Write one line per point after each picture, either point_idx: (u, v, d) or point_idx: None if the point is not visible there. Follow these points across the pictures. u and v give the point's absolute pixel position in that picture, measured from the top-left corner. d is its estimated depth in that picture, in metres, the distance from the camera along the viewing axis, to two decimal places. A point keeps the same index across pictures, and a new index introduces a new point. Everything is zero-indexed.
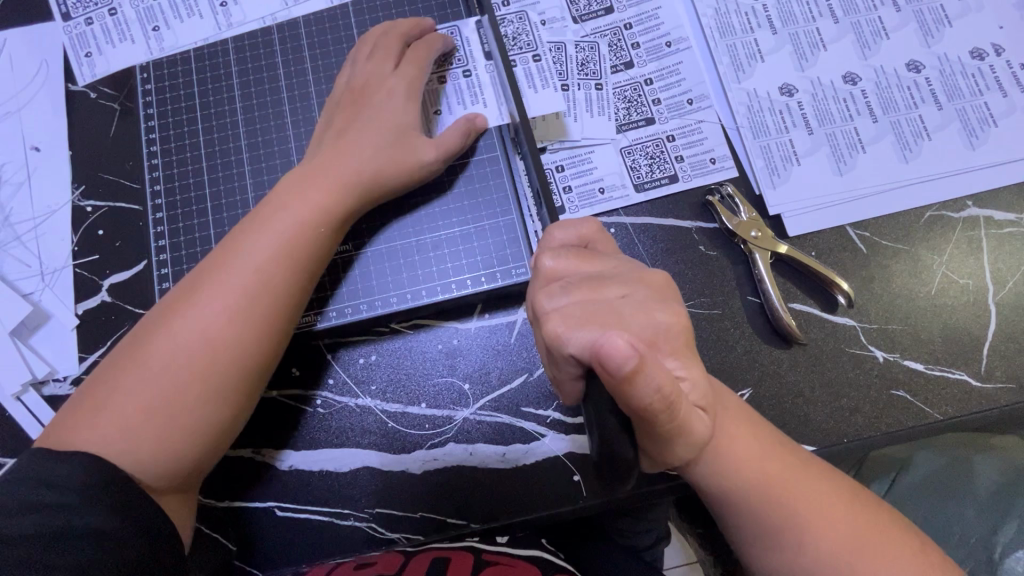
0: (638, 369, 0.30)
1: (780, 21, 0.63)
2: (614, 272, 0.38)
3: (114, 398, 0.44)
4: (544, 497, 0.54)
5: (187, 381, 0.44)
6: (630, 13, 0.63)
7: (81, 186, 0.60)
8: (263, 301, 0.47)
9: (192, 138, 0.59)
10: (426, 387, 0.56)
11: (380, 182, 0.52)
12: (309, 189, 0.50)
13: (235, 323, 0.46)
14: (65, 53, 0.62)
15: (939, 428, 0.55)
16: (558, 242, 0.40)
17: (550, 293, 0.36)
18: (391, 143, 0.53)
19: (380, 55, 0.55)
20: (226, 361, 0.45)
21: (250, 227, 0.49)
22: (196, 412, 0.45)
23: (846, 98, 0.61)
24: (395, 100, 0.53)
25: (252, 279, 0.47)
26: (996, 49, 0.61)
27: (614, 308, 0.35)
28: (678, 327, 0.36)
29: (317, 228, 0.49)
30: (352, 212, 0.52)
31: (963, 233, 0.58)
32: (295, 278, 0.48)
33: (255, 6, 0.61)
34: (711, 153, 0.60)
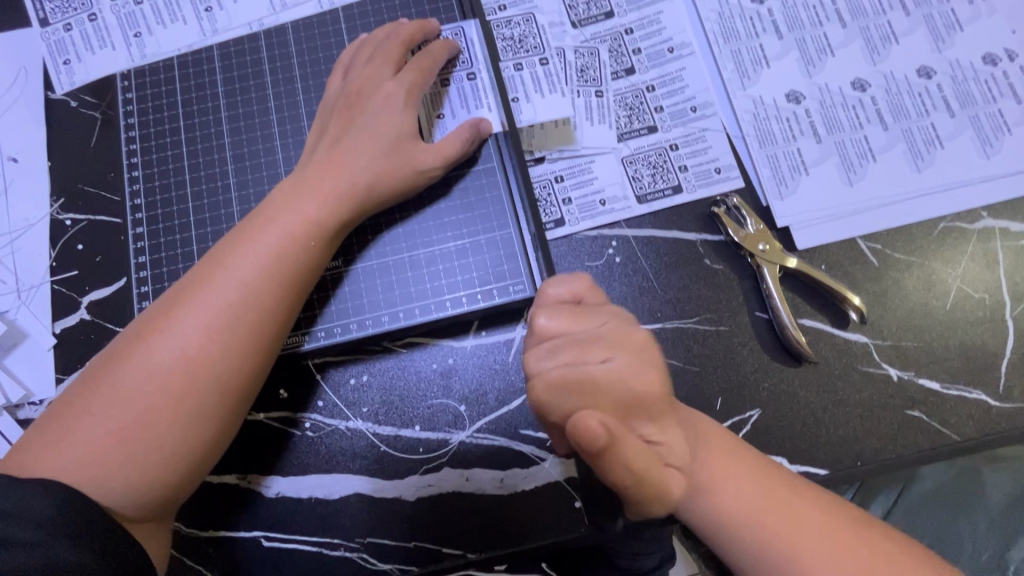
0: (607, 447, 0.32)
1: (786, 26, 0.61)
2: (607, 321, 0.36)
3: (87, 420, 0.41)
4: (544, 525, 0.51)
5: (164, 403, 0.42)
6: (632, 18, 0.61)
7: (60, 199, 0.57)
8: (246, 317, 0.44)
9: (176, 149, 0.56)
10: (420, 409, 0.53)
11: (372, 193, 0.50)
12: (300, 198, 0.48)
13: (216, 342, 0.43)
14: (44, 61, 0.59)
15: (957, 450, 0.53)
16: (552, 297, 0.38)
17: (538, 353, 0.36)
18: (387, 150, 0.50)
19: (380, 59, 0.52)
20: (206, 383, 0.43)
21: (236, 240, 0.46)
22: (173, 437, 0.42)
23: (856, 105, 0.59)
24: (395, 106, 0.51)
25: (236, 295, 0.44)
26: (1010, 54, 0.59)
27: (596, 379, 0.34)
28: (657, 393, 0.35)
29: (307, 241, 0.47)
30: (346, 223, 0.49)
31: (978, 245, 0.56)
32: (283, 295, 0.46)
33: (242, 11, 0.59)
34: (715, 162, 0.58)
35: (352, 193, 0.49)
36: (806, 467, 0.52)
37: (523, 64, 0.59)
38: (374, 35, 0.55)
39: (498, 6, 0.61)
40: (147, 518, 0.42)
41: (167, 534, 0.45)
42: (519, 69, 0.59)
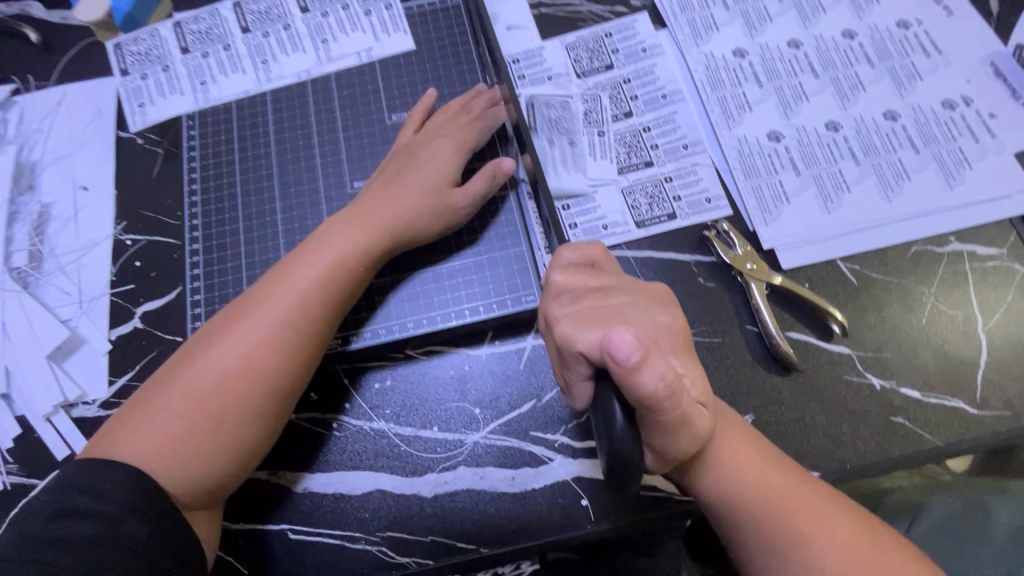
0: (643, 360, 0.34)
1: (765, 76, 0.69)
2: (624, 280, 0.42)
3: (149, 418, 0.46)
4: (553, 522, 0.55)
5: (219, 404, 0.47)
6: (629, 70, 0.70)
7: (123, 222, 0.65)
8: (306, 323, 0.50)
9: (230, 178, 0.64)
10: (438, 411, 0.58)
11: (416, 224, 0.57)
12: (357, 226, 0.55)
13: (276, 345, 0.49)
14: (120, 104, 0.69)
15: (940, 455, 0.56)
16: (567, 260, 0.43)
17: (561, 301, 0.40)
18: (429, 188, 0.58)
19: (444, 120, 0.63)
20: (266, 380, 0.48)
21: (290, 265, 0.53)
22: (223, 427, 0.47)
23: (830, 144, 0.66)
24: (449, 148, 0.61)
25: (287, 306, 0.50)
26: (966, 100, 0.67)
27: (618, 311, 0.39)
28: (677, 328, 0.40)
29: (350, 264, 0.53)
30: (385, 250, 0.56)
31: (948, 266, 0.62)
32: (325, 310, 0.52)
33: (293, 63, 0.68)
34: (706, 193, 0.65)
35: (398, 227, 0.57)
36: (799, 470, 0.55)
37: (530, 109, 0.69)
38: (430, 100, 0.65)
39: (512, 60, 0.71)
40: (196, 504, 0.47)
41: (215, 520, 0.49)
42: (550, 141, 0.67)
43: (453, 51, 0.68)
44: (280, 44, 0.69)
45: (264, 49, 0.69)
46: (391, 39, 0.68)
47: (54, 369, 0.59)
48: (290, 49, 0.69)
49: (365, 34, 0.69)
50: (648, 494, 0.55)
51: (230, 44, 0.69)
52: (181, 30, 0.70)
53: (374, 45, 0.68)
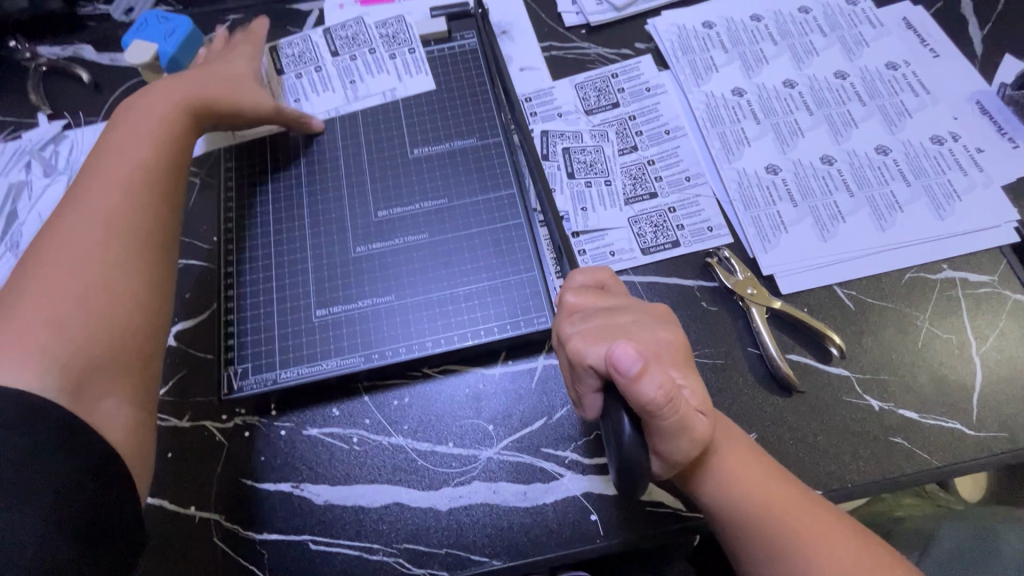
0: (643, 371, 0.36)
1: (762, 113, 0.74)
2: (629, 300, 0.45)
3: (36, 295, 0.49)
4: (563, 537, 0.56)
5: (80, 275, 0.51)
6: (634, 107, 0.75)
7: None
8: (82, 225, 0.53)
9: (262, 206, 0.69)
10: (453, 427, 0.61)
11: (217, 100, 0.65)
12: (105, 149, 0.59)
13: (104, 240, 0.53)
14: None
15: (940, 475, 0.58)
16: (578, 283, 0.46)
17: (573, 321, 0.43)
18: (229, 84, 0.66)
19: (229, 57, 0.70)
20: (117, 262, 0.53)
21: (93, 171, 0.57)
22: (99, 315, 0.50)
23: (825, 176, 0.70)
24: (202, 72, 0.66)
25: (107, 204, 0.55)
26: (954, 135, 0.71)
27: (625, 328, 0.42)
28: (679, 344, 0.42)
29: (166, 133, 0.61)
30: (194, 115, 0.64)
31: (942, 293, 0.65)
32: (156, 200, 0.57)
33: (323, 103, 0.73)
34: (708, 222, 0.69)
35: (178, 112, 0.62)
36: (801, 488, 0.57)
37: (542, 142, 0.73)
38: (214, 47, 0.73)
39: (525, 98, 0.76)
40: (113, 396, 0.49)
41: (137, 422, 0.50)
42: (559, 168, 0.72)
43: (471, 91, 0.73)
44: (311, 85, 0.74)
45: (297, 89, 0.74)
46: (413, 80, 0.74)
47: None
48: (321, 89, 0.74)
49: (391, 76, 0.74)
50: (655, 510, 0.57)
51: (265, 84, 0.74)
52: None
53: (399, 87, 0.74)
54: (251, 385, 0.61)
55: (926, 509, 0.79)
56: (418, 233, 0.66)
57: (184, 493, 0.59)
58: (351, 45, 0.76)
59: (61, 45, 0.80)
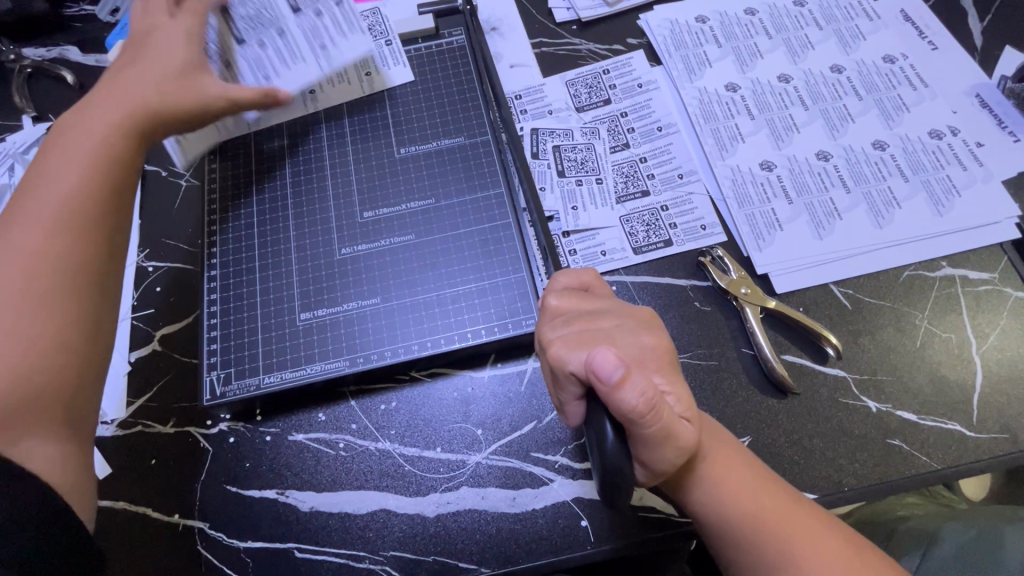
0: (625, 379, 0.36)
1: (757, 109, 0.72)
2: (611, 303, 0.44)
3: None
4: (553, 544, 0.55)
5: (8, 322, 0.48)
6: (626, 104, 0.74)
7: (146, 250, 0.69)
8: (14, 263, 0.50)
9: (247, 208, 0.68)
10: (441, 432, 0.59)
11: (159, 102, 0.60)
12: (36, 172, 0.55)
13: (38, 280, 0.50)
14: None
15: (939, 478, 0.56)
16: (562, 285, 0.46)
17: (555, 325, 0.42)
18: (173, 77, 0.61)
19: (166, 39, 0.63)
20: (47, 306, 0.50)
21: (30, 199, 0.53)
22: (26, 363, 0.48)
23: (821, 172, 0.68)
24: (150, 67, 0.61)
25: (44, 238, 0.52)
26: (953, 130, 0.69)
27: (608, 333, 0.41)
28: (664, 350, 0.41)
29: (103, 153, 0.56)
30: (142, 131, 0.60)
31: (941, 291, 0.63)
32: (96, 235, 0.54)
33: (295, 77, 0.67)
34: (701, 221, 0.67)
35: (112, 128, 0.58)
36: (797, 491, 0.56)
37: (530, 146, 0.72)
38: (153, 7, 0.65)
39: (514, 96, 0.75)
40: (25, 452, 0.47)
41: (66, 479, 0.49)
42: (549, 167, 0.71)
43: (459, 88, 0.72)
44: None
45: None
46: (392, 71, 0.73)
47: None
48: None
49: (366, 35, 0.69)
50: (648, 516, 0.55)
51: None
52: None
53: (361, 94, 0.72)
54: (234, 391, 0.60)
55: (927, 509, 0.77)
56: (405, 234, 0.65)
57: (168, 500, 0.58)
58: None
59: (46, 47, 0.79)
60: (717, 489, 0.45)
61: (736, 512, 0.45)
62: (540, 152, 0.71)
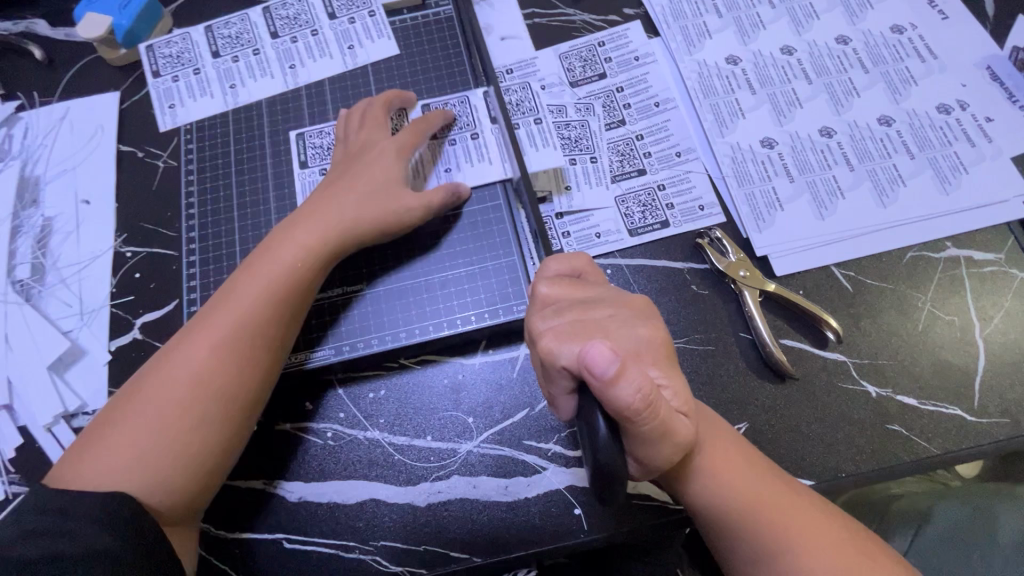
0: (619, 375, 0.34)
1: (759, 83, 0.69)
2: (603, 290, 0.42)
3: (151, 403, 0.50)
4: (546, 532, 0.54)
5: (196, 405, 0.50)
6: (622, 78, 0.70)
7: (123, 234, 0.66)
8: (196, 343, 0.52)
9: (227, 190, 0.65)
10: (431, 420, 0.58)
11: (359, 226, 0.57)
12: (288, 244, 0.56)
13: (214, 361, 0.51)
14: (152, 105, 0.70)
15: (938, 464, 0.55)
16: (552, 272, 0.44)
17: (544, 316, 0.40)
18: (378, 194, 0.58)
19: (371, 121, 0.62)
20: (215, 394, 0.50)
21: (226, 286, 0.55)
22: (196, 437, 0.50)
23: (824, 150, 0.66)
24: (357, 203, 0.57)
25: (238, 325, 0.52)
26: (962, 104, 0.67)
27: (601, 325, 0.39)
28: (659, 341, 0.39)
29: (292, 266, 0.55)
30: (332, 255, 0.57)
31: (945, 272, 0.61)
32: (272, 322, 0.54)
33: (259, 88, 0.69)
34: (699, 201, 0.65)
35: (336, 227, 0.56)
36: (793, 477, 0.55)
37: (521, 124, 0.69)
38: (358, 104, 0.64)
39: (505, 70, 0.71)
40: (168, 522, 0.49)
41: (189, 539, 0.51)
42: (541, 145, 0.68)
43: (447, 63, 0.69)
44: (249, 70, 0.69)
45: (233, 73, 0.69)
46: (375, 45, 0.70)
47: (55, 380, 0.60)
48: (259, 74, 0.69)
49: (352, 45, 0.70)
50: (643, 504, 0.54)
51: (199, 68, 0.70)
52: (153, 53, 0.71)
53: (341, 69, 0.69)
54: None
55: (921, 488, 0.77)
56: None
57: None
58: (291, 25, 0.71)
59: (12, 20, 0.75)
60: (710, 476, 0.44)
61: (729, 499, 0.44)
62: (527, 131, 0.68)
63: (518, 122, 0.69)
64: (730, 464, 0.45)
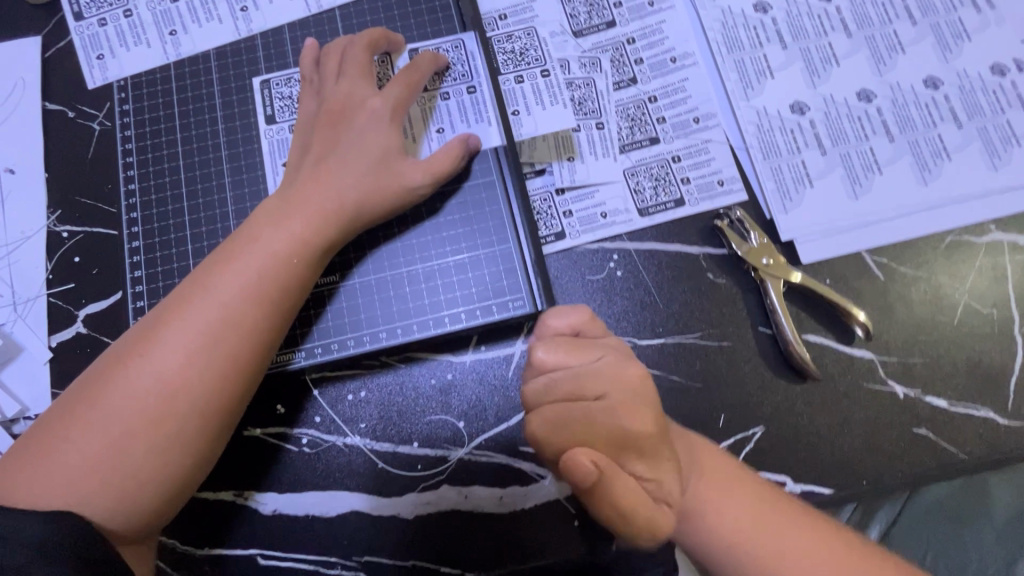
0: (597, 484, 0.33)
1: (790, 36, 0.60)
2: (604, 352, 0.38)
3: (114, 409, 0.41)
4: (543, 544, 0.50)
5: (168, 416, 0.41)
6: (633, 28, 0.61)
7: (57, 211, 0.57)
8: (167, 340, 0.43)
9: (173, 161, 0.56)
10: (418, 425, 0.52)
11: (359, 211, 0.49)
12: (284, 224, 0.47)
13: (194, 365, 0.42)
14: (77, 55, 0.59)
15: (966, 469, 0.52)
16: (551, 329, 0.39)
17: (537, 388, 0.37)
18: (377, 168, 0.50)
19: (354, 71, 0.52)
20: (193, 404, 0.42)
21: (204, 268, 0.46)
22: (171, 454, 0.42)
23: (861, 117, 0.58)
24: (360, 182, 0.49)
25: (224, 322, 0.43)
26: (1019, 64, 0.58)
27: (592, 414, 0.36)
28: (654, 433, 0.36)
29: (289, 258, 0.46)
30: (331, 245, 0.49)
31: (987, 259, 0.55)
32: (261, 319, 0.45)
33: (206, 36, 0.58)
34: (718, 174, 0.57)
35: (338, 215, 0.48)
36: (811, 486, 0.51)
37: (524, 76, 0.58)
38: (336, 43, 0.54)
39: (498, 15, 0.61)
40: (130, 539, 0.42)
41: (149, 550, 0.45)
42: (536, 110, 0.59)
43: (429, 4, 0.58)
44: (191, 12, 0.58)
45: (173, 16, 0.58)
46: None
47: None
48: (204, 18, 0.58)
49: None
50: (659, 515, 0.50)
51: (131, 9, 0.58)
52: None
53: (302, 13, 0.58)
54: None
55: None
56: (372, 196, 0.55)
57: None
58: None
59: None
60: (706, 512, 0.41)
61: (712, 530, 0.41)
62: (531, 87, 0.58)
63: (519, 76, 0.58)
64: (720, 493, 0.42)
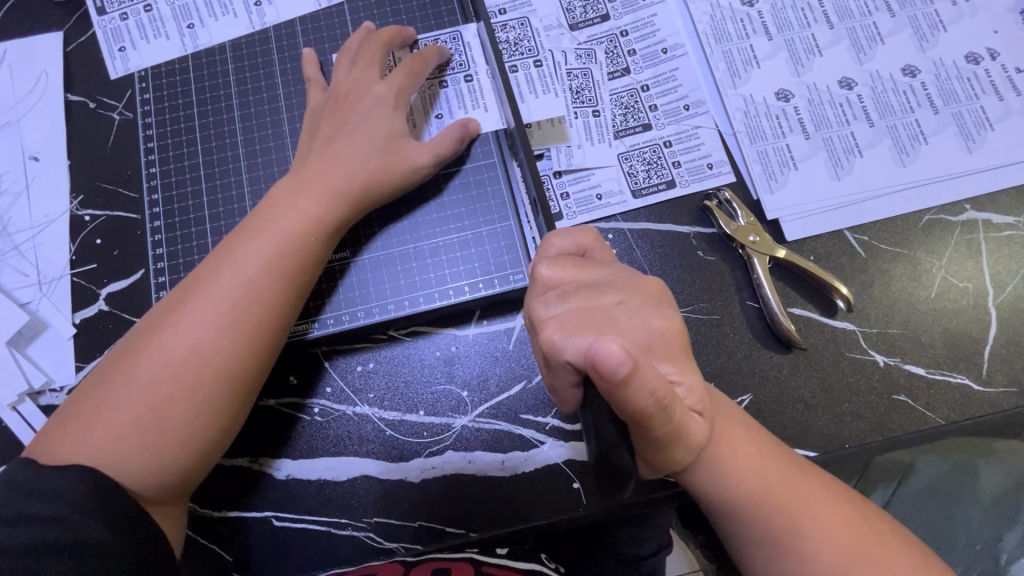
0: (633, 373, 0.30)
1: (776, 27, 0.63)
2: (611, 268, 0.38)
3: (147, 376, 0.44)
4: (544, 506, 0.53)
5: (200, 382, 0.44)
6: (627, 20, 0.64)
7: (80, 196, 0.60)
8: (194, 311, 0.46)
9: (191, 147, 0.59)
10: (424, 394, 0.55)
11: (368, 190, 0.52)
12: (296, 203, 0.50)
13: (221, 334, 0.45)
14: (99, 47, 0.62)
15: (942, 433, 0.55)
16: (555, 250, 0.40)
17: (547, 301, 0.36)
18: (381, 150, 0.53)
19: (365, 62, 0.55)
20: (220, 371, 0.45)
21: (224, 246, 0.49)
22: (201, 417, 0.45)
23: (843, 103, 0.61)
24: (367, 161, 0.52)
25: (245, 293, 0.46)
26: (992, 53, 0.62)
27: (610, 314, 0.35)
28: (675, 332, 0.36)
29: (305, 237, 0.49)
30: (342, 222, 0.52)
31: (962, 237, 0.58)
32: (280, 292, 0.48)
33: (222, 29, 0.61)
34: (708, 158, 0.60)
35: (346, 195, 0.51)
36: (796, 449, 0.53)
37: (519, 67, 0.62)
38: (352, 40, 0.57)
39: (498, 9, 0.64)
40: (164, 499, 0.45)
41: (179, 512, 0.47)
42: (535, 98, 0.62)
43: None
44: (208, 7, 0.61)
45: (190, 10, 0.61)
46: None
47: (16, 356, 0.56)
48: (220, 12, 0.61)
49: None
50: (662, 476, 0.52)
51: (151, 4, 0.61)
52: None
53: (313, 8, 0.62)
54: None
55: None
56: None
57: None
58: None
59: None
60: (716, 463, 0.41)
61: (736, 476, 0.42)
62: (525, 76, 0.62)
63: (514, 65, 0.62)
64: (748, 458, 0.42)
